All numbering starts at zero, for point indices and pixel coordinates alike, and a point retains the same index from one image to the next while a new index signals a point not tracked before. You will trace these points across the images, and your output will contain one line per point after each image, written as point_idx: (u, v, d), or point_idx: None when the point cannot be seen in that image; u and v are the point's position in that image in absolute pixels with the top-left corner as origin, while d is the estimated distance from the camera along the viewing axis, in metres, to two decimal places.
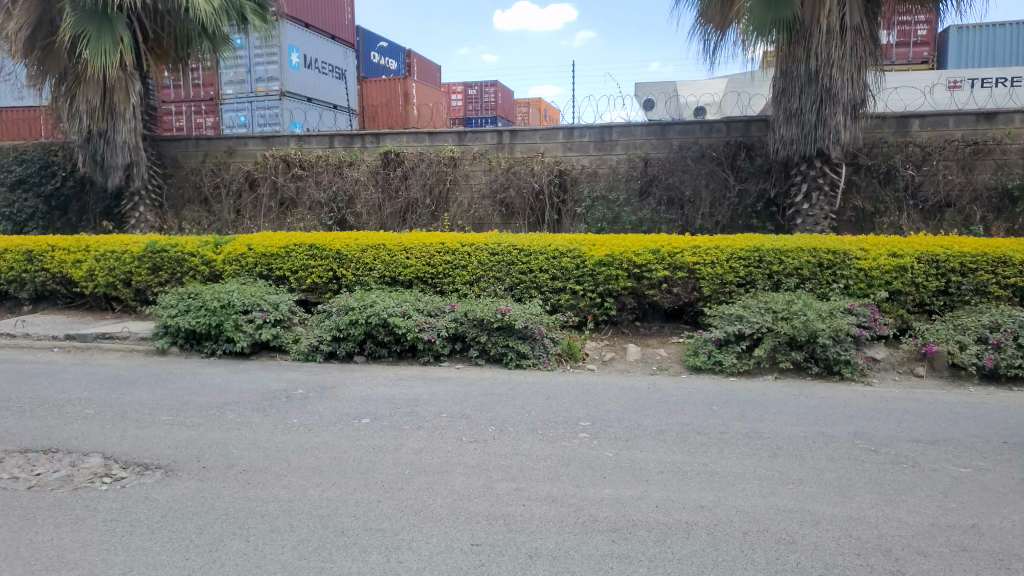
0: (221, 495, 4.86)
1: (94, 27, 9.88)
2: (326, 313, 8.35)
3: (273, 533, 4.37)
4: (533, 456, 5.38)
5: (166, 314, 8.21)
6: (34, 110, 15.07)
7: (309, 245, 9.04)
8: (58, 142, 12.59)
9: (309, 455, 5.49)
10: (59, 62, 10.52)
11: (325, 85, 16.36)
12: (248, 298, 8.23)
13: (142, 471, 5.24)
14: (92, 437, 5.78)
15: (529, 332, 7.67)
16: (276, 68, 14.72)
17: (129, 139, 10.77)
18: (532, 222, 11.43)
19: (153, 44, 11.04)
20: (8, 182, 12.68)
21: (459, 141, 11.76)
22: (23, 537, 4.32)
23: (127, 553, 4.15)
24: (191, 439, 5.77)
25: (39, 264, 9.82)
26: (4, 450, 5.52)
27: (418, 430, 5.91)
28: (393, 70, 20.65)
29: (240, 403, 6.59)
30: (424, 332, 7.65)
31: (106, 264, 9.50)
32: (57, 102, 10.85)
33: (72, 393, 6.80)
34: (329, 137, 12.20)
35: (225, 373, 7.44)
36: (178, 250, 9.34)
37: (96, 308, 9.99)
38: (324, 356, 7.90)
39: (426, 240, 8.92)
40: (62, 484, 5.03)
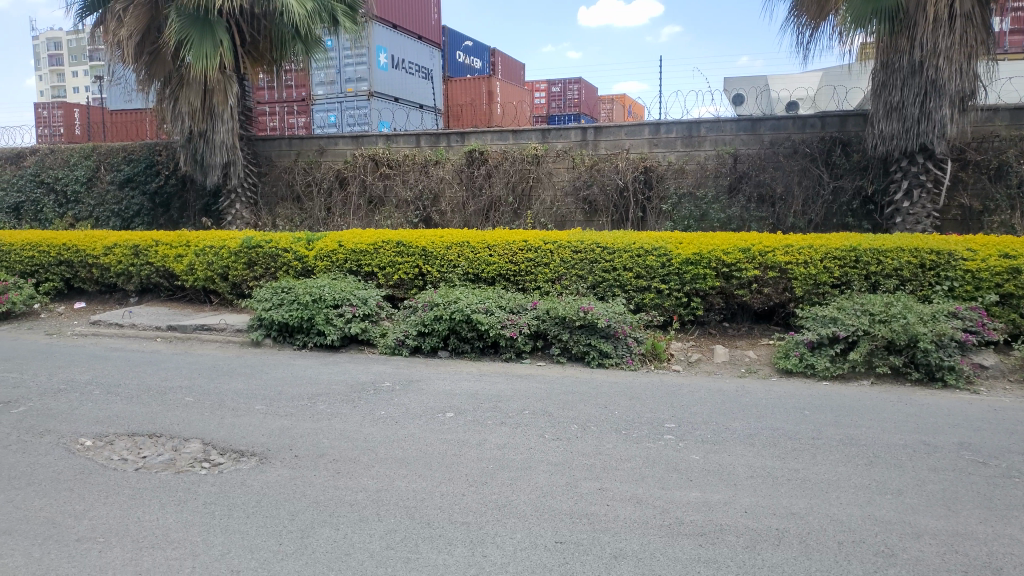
0: (313, 483, 5.02)
1: (197, 32, 10.37)
2: (412, 309, 8.51)
3: (362, 522, 4.48)
4: (618, 456, 5.33)
5: (261, 307, 8.55)
6: (140, 112, 16.00)
7: (396, 242, 9.24)
8: (161, 142, 13.26)
9: (397, 447, 5.60)
10: (165, 67, 11.11)
11: (410, 85, 16.65)
12: (338, 292, 8.48)
13: (239, 457, 5.46)
14: (193, 424, 6.06)
15: (612, 331, 7.61)
16: (365, 68, 15.09)
17: (226, 139, 11.27)
18: (616, 219, 11.34)
19: (250, 47, 11.49)
20: (117, 180, 13.46)
21: (543, 138, 11.77)
22: (132, 515, 4.58)
23: (226, 535, 4.33)
24: (284, 428, 5.98)
25: (144, 258, 10.38)
26: (114, 433, 5.86)
27: (501, 426, 5.94)
28: (477, 69, 20.82)
29: (330, 395, 6.78)
30: (506, 329, 7.70)
31: (206, 259, 9.96)
32: (161, 105, 11.45)
33: (174, 381, 7.16)
34: (415, 137, 12.41)
35: (316, 365, 7.68)
36: (273, 245, 9.68)
37: (196, 301, 10.49)
38: (410, 350, 8.04)
39: (510, 237, 8.96)
40: (166, 467, 5.30)
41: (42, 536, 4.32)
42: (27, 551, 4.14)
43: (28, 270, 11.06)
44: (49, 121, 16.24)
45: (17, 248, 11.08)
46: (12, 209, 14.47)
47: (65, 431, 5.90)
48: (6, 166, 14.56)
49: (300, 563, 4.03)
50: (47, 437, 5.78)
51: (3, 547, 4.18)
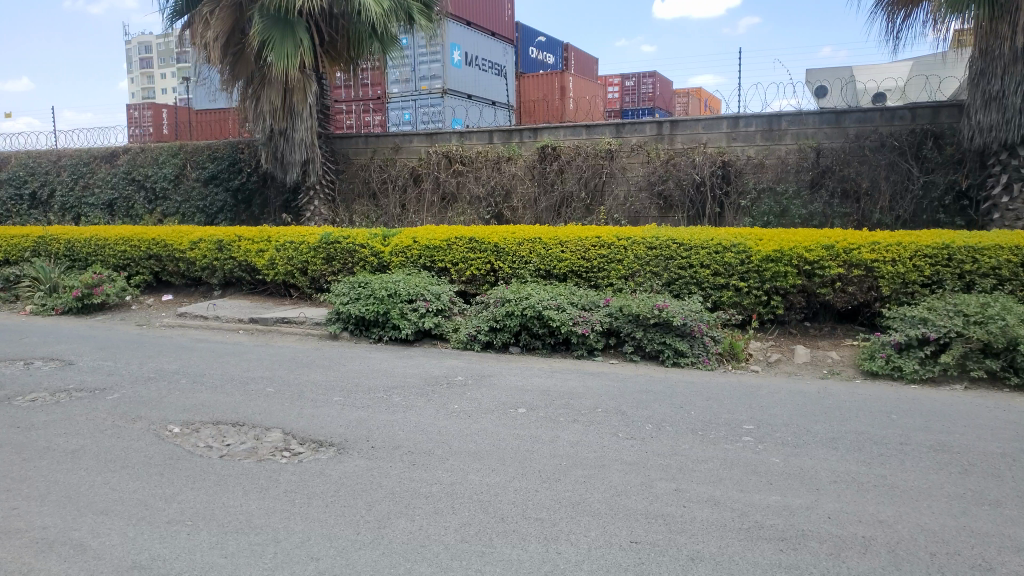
0: (389, 474, 5.10)
1: (279, 33, 10.67)
2: (484, 304, 8.56)
3: (437, 515, 4.53)
4: (694, 457, 5.23)
5: (339, 301, 8.74)
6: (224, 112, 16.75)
7: (468, 238, 9.30)
8: (244, 141, 13.72)
9: (470, 441, 5.64)
10: (248, 66, 11.45)
11: (483, 82, 16.76)
12: (412, 287, 8.61)
13: (318, 447, 5.59)
14: (274, 414, 6.25)
15: (688, 330, 7.47)
16: (439, 66, 15.35)
17: (306, 137, 11.59)
18: (691, 215, 11.12)
19: (329, 46, 11.74)
20: (203, 177, 14.00)
21: (616, 133, 11.64)
22: (218, 500, 4.74)
23: (306, 523, 4.44)
24: (361, 420, 6.10)
25: (228, 253, 10.76)
26: (200, 421, 6.09)
27: (574, 423, 5.91)
28: (551, 65, 20.78)
29: (405, 388, 6.89)
30: (578, 326, 7.66)
31: (286, 254, 10.25)
32: (244, 104, 11.83)
33: (256, 372, 7.40)
34: (489, 133, 12.47)
35: (392, 359, 7.82)
36: (350, 241, 9.89)
37: (276, 295, 10.80)
38: (482, 345, 8.09)
39: (582, 233, 8.90)
40: (249, 455, 5.47)
41: (136, 516, 4.52)
42: (121, 531, 4.34)
43: (121, 263, 11.62)
44: (139, 122, 17.01)
45: (111, 243, 11.65)
46: (106, 206, 15.24)
47: (155, 417, 6.17)
48: (101, 165, 15.34)
49: (377, 552, 4.10)
50: (139, 423, 6.05)
51: (100, 526, 4.40)
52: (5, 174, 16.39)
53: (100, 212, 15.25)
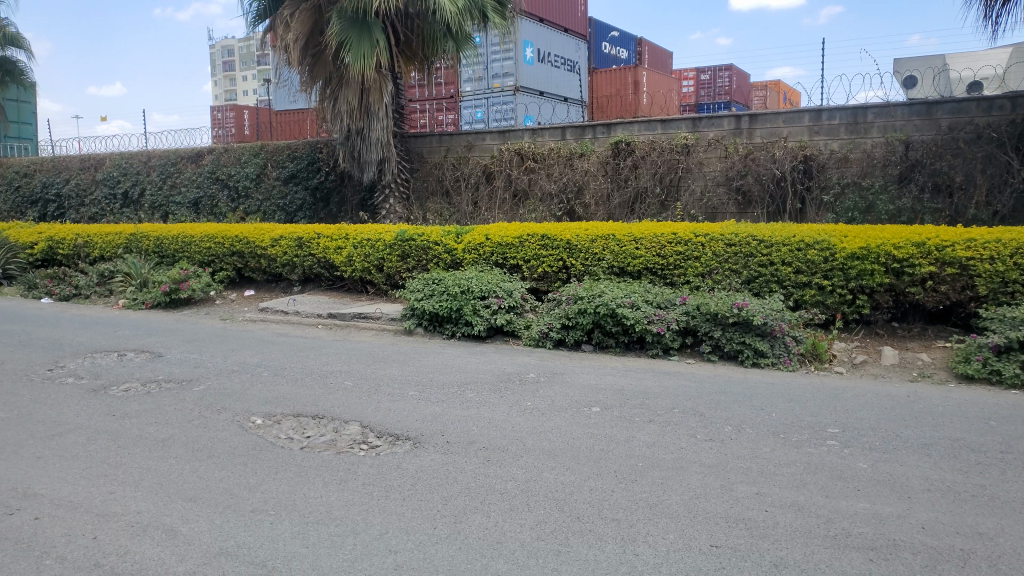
0: (464, 470, 5.14)
1: (355, 34, 10.87)
2: (556, 301, 8.53)
3: (512, 511, 4.52)
4: (776, 461, 5.08)
5: (413, 297, 8.86)
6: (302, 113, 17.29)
7: (541, 235, 9.28)
8: (322, 140, 14.06)
9: (544, 439, 5.62)
10: (326, 67, 11.68)
11: (556, 78, 16.72)
12: (485, 284, 8.65)
13: (394, 441, 5.67)
14: (353, 407, 6.37)
15: (768, 329, 7.26)
16: (511, 64, 15.29)
17: (382, 136, 11.80)
18: (771, 211, 10.82)
19: (404, 46, 11.90)
20: (283, 176, 14.41)
21: (693, 128, 11.40)
22: (300, 491, 4.87)
23: (384, 516, 4.51)
24: (436, 414, 6.16)
25: (307, 250, 11.05)
26: (282, 413, 6.26)
27: (650, 424, 5.81)
28: (624, 60, 20.54)
29: (478, 383, 6.93)
30: (653, 324, 7.53)
31: (363, 251, 10.46)
32: (322, 104, 12.11)
33: (335, 366, 7.57)
34: (562, 129, 12.41)
35: (465, 355, 7.87)
36: (424, 238, 10.01)
37: (354, 291, 11.03)
38: (554, 343, 8.06)
39: (658, 230, 8.76)
40: (328, 447, 5.59)
41: (222, 505, 4.67)
42: (209, 518, 4.50)
43: (206, 259, 12.06)
44: (223, 123, 17.62)
45: (197, 240, 12.10)
46: (191, 204, 15.87)
47: (239, 408, 6.38)
48: (187, 165, 15.98)
49: (453, 547, 4.12)
50: (224, 413, 6.27)
51: (189, 512, 4.57)
52: (100, 175, 17.27)
53: (186, 210, 15.90)
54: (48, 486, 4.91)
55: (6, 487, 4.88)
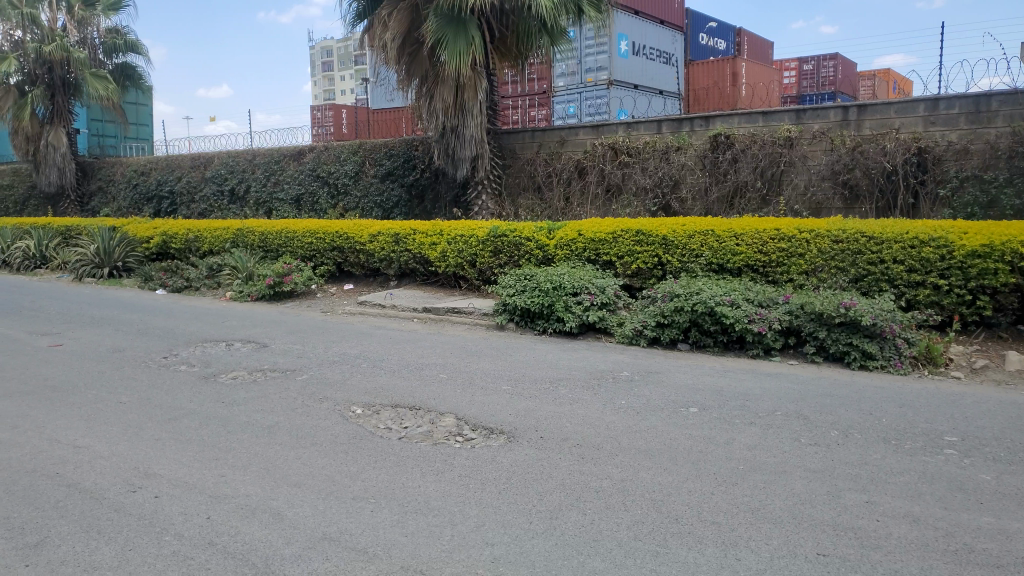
0: (559, 466, 5.12)
1: (451, 31, 11.06)
2: (651, 299, 8.40)
3: (608, 510, 4.47)
4: (888, 468, 4.83)
5: (505, 293, 8.92)
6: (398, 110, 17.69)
7: (636, 230, 9.15)
8: (417, 138, 14.33)
9: (639, 438, 5.53)
10: (421, 66, 11.87)
11: (651, 71, 16.52)
12: (577, 280, 8.61)
13: (489, 434, 5.72)
14: (448, 399, 6.46)
15: (878, 331, 6.93)
16: (606, 57, 15.30)
17: (476, 133, 11.93)
18: (881, 206, 10.29)
19: (498, 43, 11.96)
20: (380, 174, 14.78)
21: (796, 119, 11.00)
22: (399, 480, 4.96)
23: (480, 508, 4.54)
24: (530, 409, 6.17)
25: (403, 246, 11.29)
26: (380, 404, 6.42)
27: (751, 426, 5.64)
28: (722, 51, 20.09)
29: (571, 380, 6.89)
30: (753, 324, 7.31)
31: (457, 247, 10.60)
32: (418, 102, 12.29)
33: (430, 358, 7.70)
34: (657, 123, 12.23)
35: (558, 350, 7.86)
36: (517, 234, 10.06)
37: (447, 286, 11.20)
38: (648, 341, 7.95)
39: (759, 225, 8.49)
40: (425, 438, 5.69)
41: (325, 491, 4.82)
42: (313, 504, 4.65)
43: (308, 254, 12.50)
44: (322, 122, 18.17)
45: (299, 235, 12.56)
46: (293, 200, 16.49)
47: (340, 398, 6.58)
48: (289, 163, 16.60)
49: (550, 543, 4.11)
50: (326, 403, 6.47)
51: (294, 498, 4.73)
52: (209, 173, 18.16)
53: (288, 207, 16.54)
54: (165, 467, 5.19)
55: (128, 466, 5.19)
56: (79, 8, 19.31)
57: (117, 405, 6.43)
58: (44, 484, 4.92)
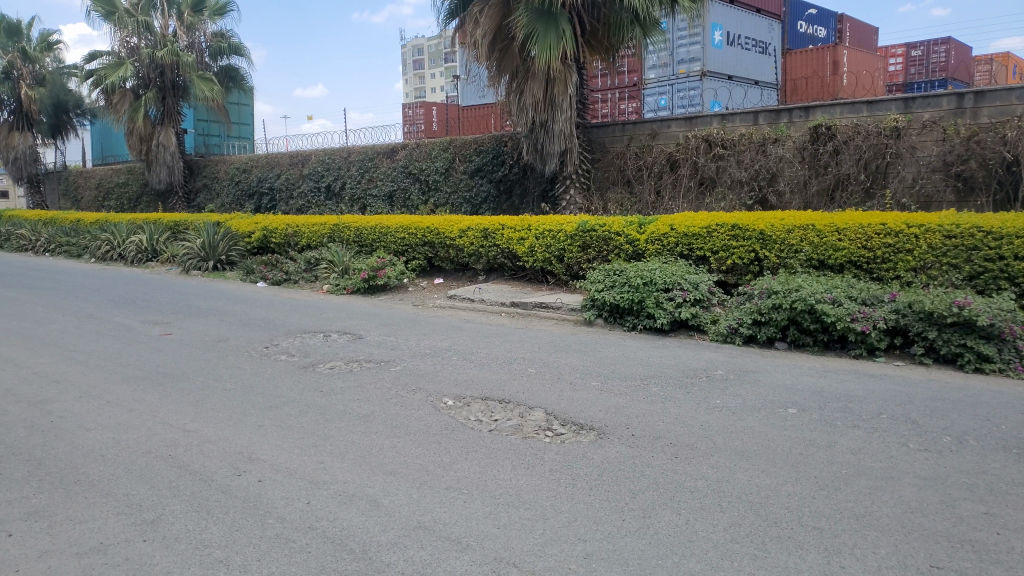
0: (651, 464, 5.05)
1: (542, 26, 11.08)
2: (746, 296, 8.16)
3: (704, 511, 4.37)
4: (1009, 478, 4.53)
5: (594, 288, 8.86)
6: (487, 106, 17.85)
7: (731, 225, 8.93)
8: (507, 134, 14.40)
9: (736, 438, 5.38)
10: (512, 61, 11.92)
11: (746, 61, 16.08)
12: (669, 276, 8.47)
13: (579, 430, 5.69)
14: (538, 394, 6.47)
15: (996, 332, 6.51)
16: (699, 48, 15.00)
17: (565, 128, 11.89)
18: (1000, 200, 9.63)
19: (590, 36, 11.88)
20: (470, 170, 14.95)
21: (904, 108, 10.45)
22: (491, 472, 5.01)
23: (572, 504, 4.52)
24: (621, 406, 6.10)
25: (492, 241, 11.39)
26: (470, 396, 6.49)
27: (854, 429, 5.40)
28: (822, 38, 19.31)
29: (663, 378, 6.77)
30: (857, 323, 7.00)
31: (545, 242, 10.62)
32: (507, 98, 12.35)
33: (519, 352, 7.73)
34: (753, 114, 11.88)
35: (648, 347, 7.76)
36: (606, 229, 9.98)
37: (535, 281, 11.23)
38: (743, 339, 7.72)
39: (864, 220, 8.11)
40: (515, 432, 5.71)
41: (419, 480, 4.91)
42: (407, 493, 4.74)
43: (400, 249, 12.76)
44: (413, 119, 18.44)
45: (392, 230, 12.83)
46: (386, 197, 16.90)
47: (432, 389, 6.70)
48: (382, 160, 16.97)
49: (643, 542, 4.06)
50: (418, 394, 6.60)
51: (389, 486, 4.84)
52: (306, 170, 18.79)
53: (381, 202, 16.96)
54: (268, 452, 5.41)
55: (234, 450, 5.44)
56: (188, 14, 20.36)
57: (222, 392, 6.75)
58: (158, 464, 5.21)
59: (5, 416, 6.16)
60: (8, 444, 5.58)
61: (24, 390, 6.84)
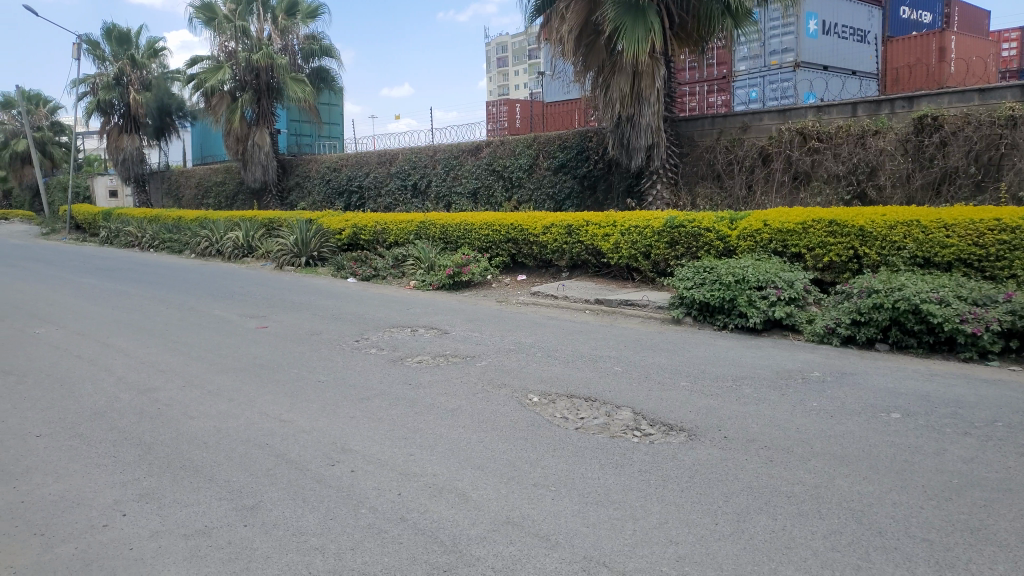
0: (744, 467, 4.90)
1: (630, 19, 10.93)
2: (844, 295, 7.85)
3: (802, 517, 4.21)
4: None
5: (682, 286, 8.70)
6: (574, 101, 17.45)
7: (828, 220, 8.60)
8: (592, 129, 14.29)
9: (835, 443, 5.16)
10: (599, 56, 11.83)
11: (842, 51, 15.49)
12: (762, 274, 8.23)
13: (668, 431, 5.58)
14: (626, 392, 6.39)
15: None
16: (792, 38, 14.47)
17: (652, 122, 11.70)
18: None
19: (679, 29, 11.68)
20: (554, 166, 14.93)
21: (1021, 96, 9.79)
22: (579, 470, 4.97)
23: (662, 505, 4.44)
24: (712, 408, 5.95)
25: (576, 237, 11.33)
26: (556, 393, 6.47)
27: (966, 437, 5.10)
28: (928, 24, 18.34)
29: (755, 379, 6.57)
30: (966, 324, 6.63)
31: (631, 238, 10.50)
32: (593, 93, 12.25)
33: (604, 351, 7.66)
34: (852, 106, 11.40)
35: (739, 347, 7.56)
36: (695, 225, 9.78)
37: (620, 278, 11.13)
38: (841, 340, 7.42)
39: (975, 215, 7.63)
40: (602, 430, 5.66)
41: (508, 476, 4.92)
42: (496, 487, 4.76)
43: (484, 245, 12.88)
44: (497, 117, 18.61)
45: (477, 227, 12.94)
46: (471, 194, 17.08)
47: (517, 385, 6.72)
48: (467, 158, 17.14)
49: (738, 546, 3.94)
50: (504, 389, 6.62)
51: (478, 480, 4.88)
52: (394, 168, 19.17)
53: (466, 200, 17.15)
54: (360, 443, 5.53)
55: (328, 441, 5.59)
56: (282, 18, 21.14)
57: (316, 384, 6.96)
58: (256, 453, 5.41)
59: (117, 402, 6.53)
60: (120, 429, 5.91)
61: (133, 377, 7.24)
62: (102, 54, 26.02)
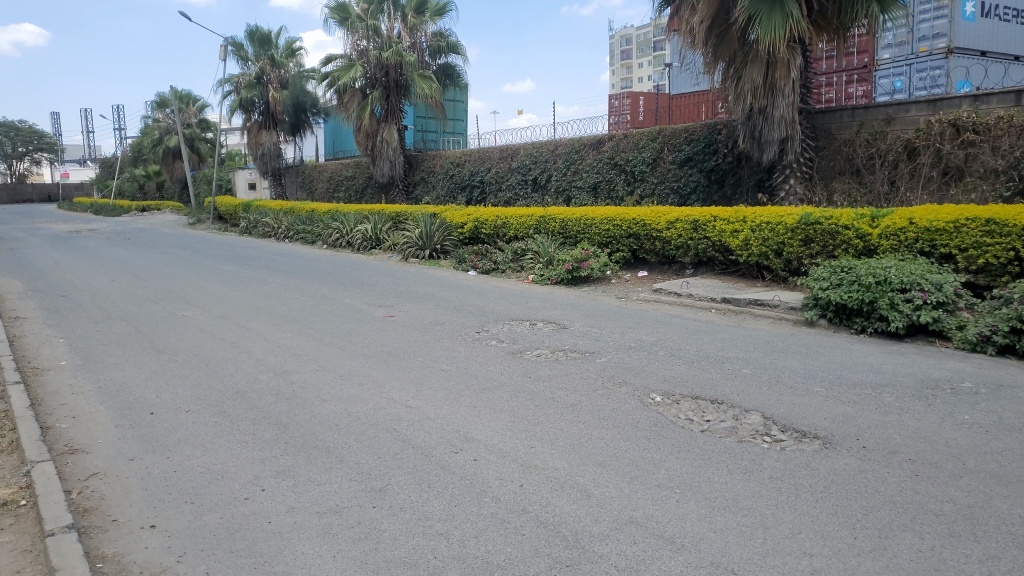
0: (887, 481, 4.59)
1: (766, 7, 10.54)
2: (1002, 300, 7.23)
3: (953, 538, 3.90)
4: None
5: (817, 286, 8.29)
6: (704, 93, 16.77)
7: (985, 219, 7.91)
8: (720, 121, 13.83)
9: (991, 461, 4.75)
10: (730, 47, 11.44)
11: (1003, 34, 14.31)
12: (907, 275, 7.71)
13: (801, 437, 5.32)
14: (754, 396, 6.15)
15: None
16: (946, 22, 13.55)
17: (786, 114, 11.25)
18: None
19: (817, 16, 11.14)
20: (679, 160, 14.61)
21: None
22: (705, 474, 4.81)
23: (796, 515, 4.23)
24: (849, 415, 5.62)
25: (702, 233, 11.03)
26: (680, 393, 6.32)
27: None
28: None
29: (898, 387, 6.15)
30: None
31: (762, 235, 10.13)
32: (724, 84, 11.86)
33: (733, 352, 7.41)
34: (1015, 94, 10.44)
35: (879, 352, 7.11)
36: (833, 223, 9.30)
37: (748, 276, 10.75)
38: (997, 349, 6.85)
39: None
40: (729, 434, 5.47)
41: (631, 475, 4.84)
42: (618, 486, 4.69)
43: (604, 240, 12.79)
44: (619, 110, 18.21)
45: (598, 222, 12.84)
46: (591, 188, 16.99)
47: (639, 384, 6.60)
48: (589, 152, 17.03)
49: (879, 564, 3.69)
50: (625, 387, 6.52)
51: (599, 477, 4.82)
52: (515, 163, 19.31)
53: (587, 194, 17.07)
54: (482, 433, 5.61)
55: (451, 429, 5.69)
56: (411, 16, 21.82)
57: (440, 372, 7.12)
58: (384, 437, 5.59)
59: (256, 383, 6.93)
60: (260, 408, 6.27)
61: (271, 360, 7.66)
62: (245, 54, 27.72)
